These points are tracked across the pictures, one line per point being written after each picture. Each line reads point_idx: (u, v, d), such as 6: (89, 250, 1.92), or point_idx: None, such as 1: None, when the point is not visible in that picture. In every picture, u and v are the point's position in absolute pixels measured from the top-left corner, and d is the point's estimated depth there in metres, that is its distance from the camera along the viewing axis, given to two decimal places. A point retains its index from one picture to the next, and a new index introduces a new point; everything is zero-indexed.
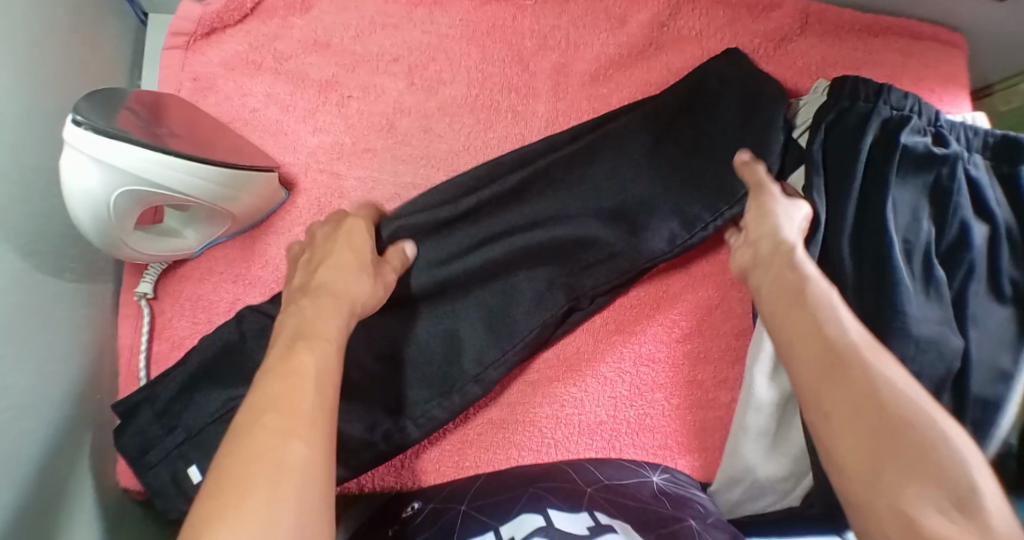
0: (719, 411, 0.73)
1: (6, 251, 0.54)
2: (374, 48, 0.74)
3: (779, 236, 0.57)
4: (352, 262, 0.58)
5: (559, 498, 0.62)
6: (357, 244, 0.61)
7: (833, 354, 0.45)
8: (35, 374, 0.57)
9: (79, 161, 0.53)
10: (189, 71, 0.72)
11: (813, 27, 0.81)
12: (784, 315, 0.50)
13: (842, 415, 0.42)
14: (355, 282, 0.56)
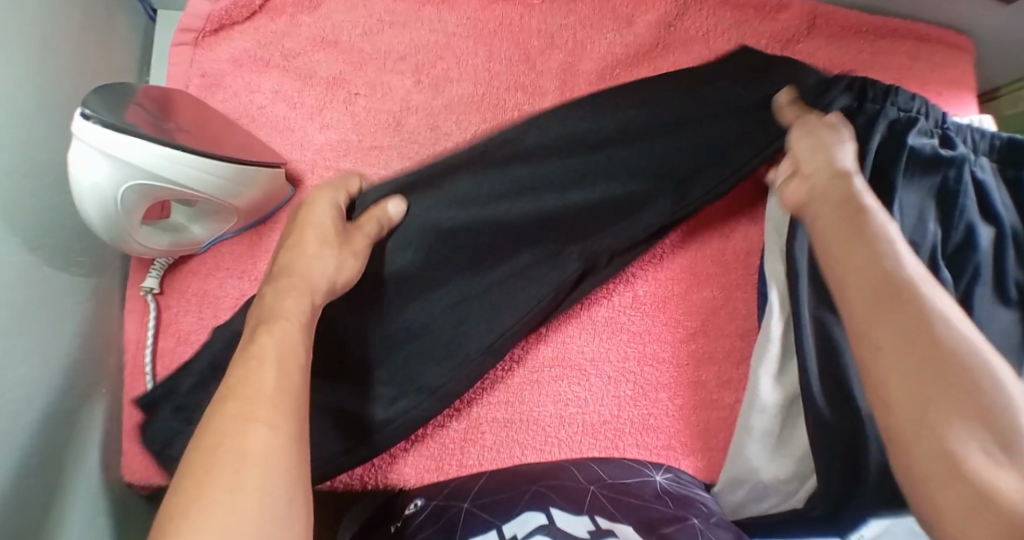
0: (723, 412, 0.73)
1: (13, 244, 0.55)
2: (382, 47, 0.74)
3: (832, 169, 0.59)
4: (318, 237, 0.58)
5: (562, 498, 0.63)
6: (323, 215, 0.60)
7: (892, 285, 0.48)
8: (39, 368, 0.57)
9: (88, 156, 0.53)
10: (197, 68, 0.72)
11: (820, 29, 0.80)
12: (839, 243, 0.53)
13: (896, 345, 0.45)
14: (318, 261, 0.56)
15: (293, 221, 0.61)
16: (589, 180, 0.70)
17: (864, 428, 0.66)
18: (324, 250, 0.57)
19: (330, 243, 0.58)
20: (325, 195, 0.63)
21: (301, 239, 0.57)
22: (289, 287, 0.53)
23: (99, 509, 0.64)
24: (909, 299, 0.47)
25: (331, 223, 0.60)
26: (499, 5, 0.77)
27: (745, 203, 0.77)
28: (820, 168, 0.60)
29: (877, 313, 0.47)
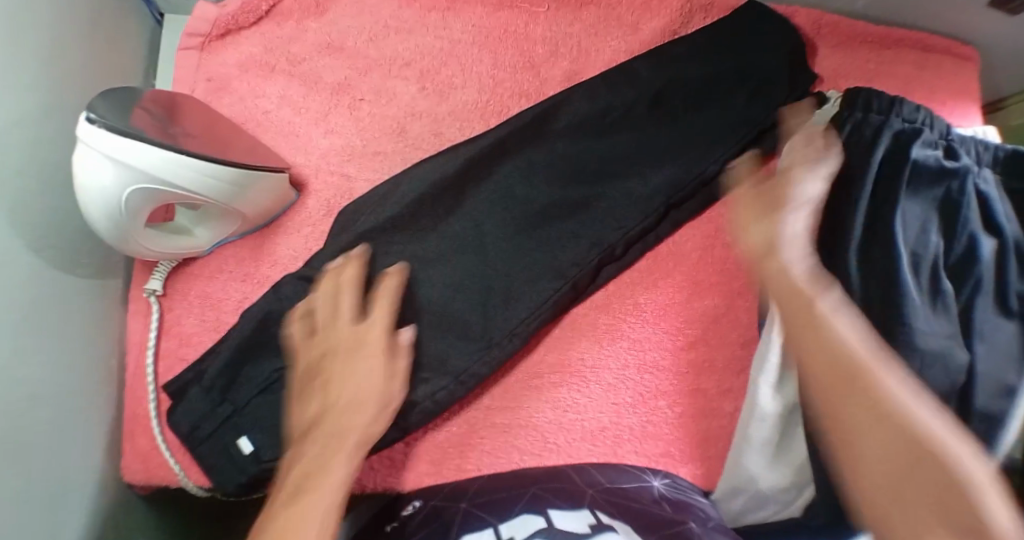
0: (723, 420, 0.73)
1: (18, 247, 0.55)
2: (387, 53, 0.75)
3: (768, 236, 0.57)
4: (355, 347, 0.59)
5: (561, 499, 0.62)
6: (345, 319, 0.60)
7: (843, 364, 0.49)
8: (43, 370, 0.57)
9: (93, 159, 0.54)
10: (203, 72, 0.73)
11: (825, 38, 0.81)
12: (802, 320, 0.52)
13: (866, 435, 0.46)
14: (374, 373, 0.58)
15: (324, 334, 0.60)
16: (570, 183, 0.73)
17: None
18: (375, 364, 0.58)
19: (369, 348, 0.59)
20: (339, 296, 0.61)
21: (342, 360, 0.58)
22: (353, 413, 0.56)
23: (101, 510, 0.65)
24: (869, 379, 0.47)
25: (363, 329, 0.60)
26: (504, 12, 0.77)
27: None
28: (751, 232, 0.58)
29: (844, 396, 0.47)
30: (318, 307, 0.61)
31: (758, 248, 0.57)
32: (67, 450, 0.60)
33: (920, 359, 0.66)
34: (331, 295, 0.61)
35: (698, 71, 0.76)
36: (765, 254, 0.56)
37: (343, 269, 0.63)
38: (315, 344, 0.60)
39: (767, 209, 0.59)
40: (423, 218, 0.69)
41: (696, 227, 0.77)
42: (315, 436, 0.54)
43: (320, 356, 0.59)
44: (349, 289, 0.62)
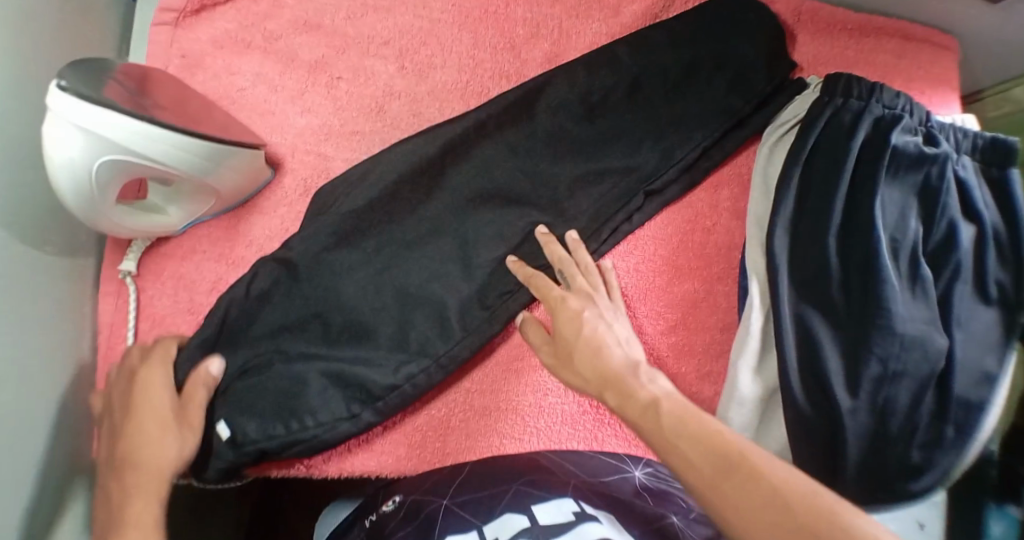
0: (703, 406, 0.72)
1: None
2: (366, 32, 0.74)
3: (630, 388, 0.54)
4: (153, 429, 0.56)
5: (544, 490, 0.62)
6: (157, 403, 0.58)
7: (727, 453, 0.45)
8: (12, 347, 0.55)
9: (62, 128, 0.52)
10: (177, 49, 0.71)
11: (805, 25, 0.81)
12: (687, 436, 0.48)
13: (762, 516, 0.41)
14: (161, 460, 0.55)
15: (119, 417, 0.58)
16: (553, 163, 0.73)
17: (841, 422, 0.66)
18: (161, 451, 0.56)
19: (166, 432, 0.57)
20: (155, 375, 0.59)
21: (136, 440, 0.55)
22: (138, 498, 0.53)
23: (70, 497, 0.63)
24: (752, 463, 0.44)
25: (165, 413, 0.58)
26: None
27: (727, 197, 0.77)
28: (639, 392, 0.53)
29: (722, 483, 0.44)
30: (137, 380, 0.59)
31: (642, 411, 0.52)
32: (37, 431, 0.58)
33: (898, 343, 0.66)
34: (150, 377, 0.59)
35: (677, 55, 0.75)
36: (635, 406, 0.53)
37: (155, 349, 0.62)
38: (120, 421, 0.57)
39: (611, 337, 0.60)
40: (406, 197, 0.69)
41: (677, 211, 0.76)
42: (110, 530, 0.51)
43: (126, 433, 0.56)
44: (162, 369, 0.60)
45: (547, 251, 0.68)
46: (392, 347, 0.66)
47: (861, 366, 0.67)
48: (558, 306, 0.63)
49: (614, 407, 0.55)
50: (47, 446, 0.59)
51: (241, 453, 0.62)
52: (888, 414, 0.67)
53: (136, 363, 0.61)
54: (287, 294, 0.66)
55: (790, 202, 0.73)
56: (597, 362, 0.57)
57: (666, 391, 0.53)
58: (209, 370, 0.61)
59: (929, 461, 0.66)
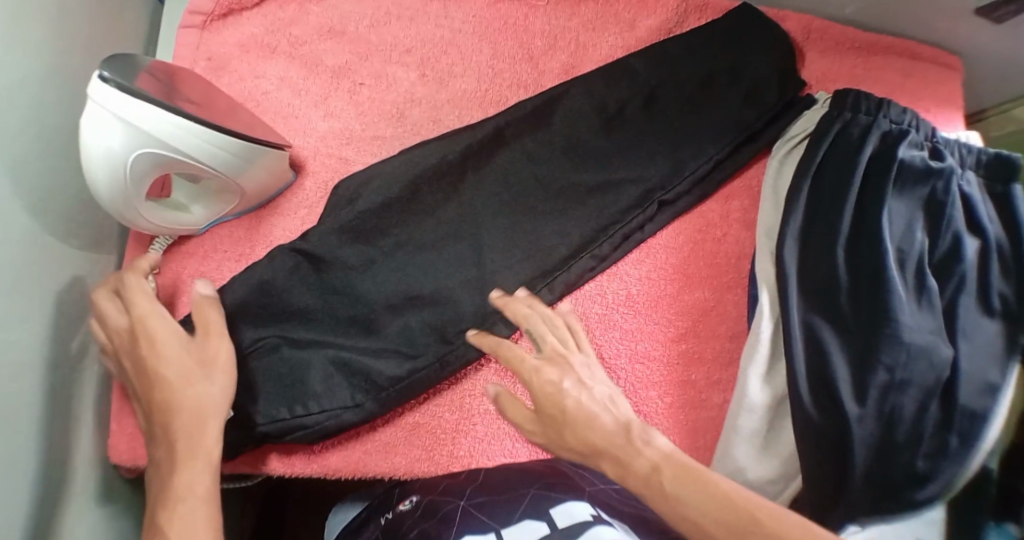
0: (712, 411, 0.73)
1: (15, 208, 0.55)
2: (389, 39, 0.76)
3: (627, 454, 0.54)
4: (181, 374, 0.56)
5: (560, 493, 0.63)
6: (173, 349, 0.56)
7: (732, 505, 0.48)
8: (34, 335, 0.56)
9: (103, 117, 0.55)
10: (204, 51, 0.73)
11: (814, 42, 0.84)
12: (686, 489, 0.50)
13: None
14: (202, 399, 0.55)
15: (140, 375, 0.57)
16: (569, 170, 0.74)
17: (850, 431, 0.67)
18: (197, 392, 0.55)
19: (196, 375, 0.56)
20: (160, 321, 0.57)
21: (164, 391, 0.55)
22: (187, 441, 0.53)
23: (83, 490, 0.63)
24: (763, 521, 0.46)
25: (186, 354, 0.57)
26: (504, 4, 0.79)
27: (738, 208, 0.79)
28: (641, 454, 0.53)
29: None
30: (139, 329, 0.57)
31: (645, 477, 0.52)
32: (53, 420, 0.58)
33: (904, 352, 0.67)
34: (155, 329, 0.57)
35: (690, 69, 0.77)
36: (636, 472, 0.53)
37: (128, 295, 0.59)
38: (144, 381, 0.56)
39: (599, 405, 0.57)
40: (422, 201, 0.71)
41: (688, 221, 0.78)
42: (164, 483, 0.52)
43: (153, 387, 0.55)
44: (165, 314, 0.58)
45: (509, 314, 0.64)
46: (395, 342, 0.67)
47: (867, 375, 0.68)
48: (534, 380, 0.59)
49: (616, 472, 0.54)
50: (62, 436, 0.60)
51: (245, 434, 0.64)
52: (895, 423, 0.67)
53: (135, 317, 0.58)
54: (296, 286, 0.66)
55: (799, 214, 0.74)
56: (586, 437, 0.56)
57: (667, 451, 0.53)
58: (204, 293, 0.62)
59: (934, 470, 0.67)
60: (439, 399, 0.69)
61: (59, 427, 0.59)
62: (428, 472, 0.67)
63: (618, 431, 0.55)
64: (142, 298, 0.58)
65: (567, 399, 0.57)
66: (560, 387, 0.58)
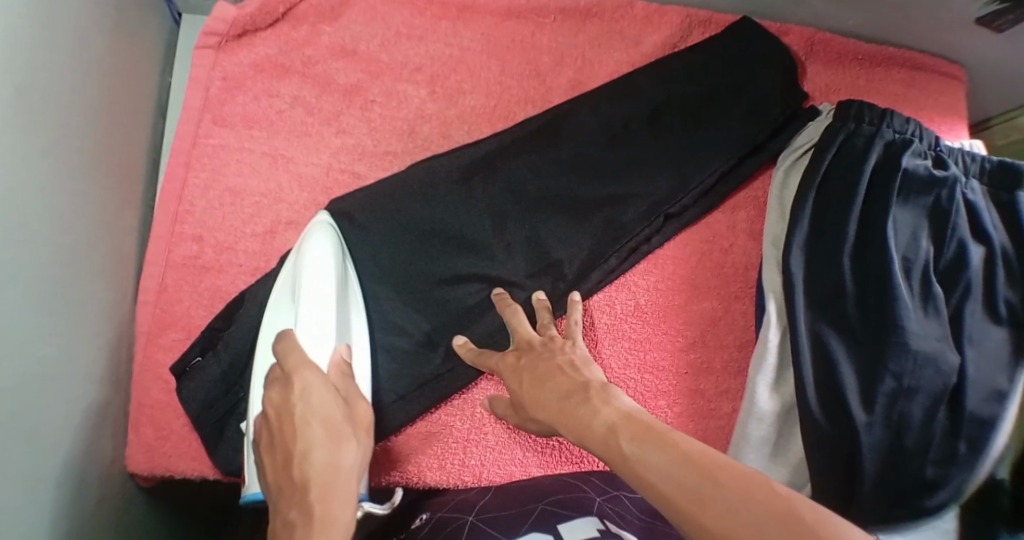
0: (720, 421, 0.73)
1: (51, 216, 0.56)
2: (400, 58, 0.77)
3: (588, 417, 0.49)
4: (325, 435, 0.49)
5: (569, 511, 0.59)
6: (328, 409, 0.51)
7: (690, 457, 0.41)
8: (62, 346, 0.58)
9: (320, 247, 0.65)
10: (220, 71, 0.74)
11: (818, 54, 0.84)
12: (643, 445, 0.44)
13: (742, 523, 0.37)
14: (341, 471, 0.47)
15: (285, 432, 0.50)
16: (578, 184, 0.75)
17: (858, 438, 0.67)
18: (337, 454, 0.48)
19: (341, 436, 0.50)
20: (316, 381, 0.52)
21: (312, 410, 0.50)
22: (336, 487, 0.46)
23: (107, 502, 0.64)
24: (724, 476, 0.39)
25: (339, 415, 0.51)
26: (511, 23, 0.80)
27: (744, 219, 0.80)
28: (599, 413, 0.49)
29: (703, 503, 0.39)
30: (294, 385, 0.52)
31: (603, 438, 0.47)
32: (79, 431, 0.60)
33: (912, 360, 0.68)
34: (311, 381, 0.52)
35: (694, 83, 0.78)
36: (595, 436, 0.48)
37: (286, 349, 0.55)
38: (283, 434, 0.50)
39: (553, 368, 0.58)
40: (429, 214, 0.71)
41: (694, 232, 0.79)
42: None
43: (293, 436, 0.49)
44: (320, 377, 0.53)
45: (501, 311, 0.68)
46: (404, 361, 0.69)
47: (876, 382, 0.69)
48: (499, 363, 0.63)
49: (578, 438, 0.50)
50: (88, 446, 0.61)
51: None
52: (903, 429, 0.68)
53: (290, 372, 0.53)
54: None
55: (804, 224, 0.75)
56: (540, 398, 0.56)
57: (628, 409, 0.48)
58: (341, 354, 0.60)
59: (943, 476, 0.67)
60: (451, 408, 0.71)
61: (86, 440, 0.61)
62: (440, 482, 0.69)
63: (574, 389, 0.53)
64: (300, 357, 0.54)
65: (524, 371, 0.60)
66: (519, 365, 0.61)
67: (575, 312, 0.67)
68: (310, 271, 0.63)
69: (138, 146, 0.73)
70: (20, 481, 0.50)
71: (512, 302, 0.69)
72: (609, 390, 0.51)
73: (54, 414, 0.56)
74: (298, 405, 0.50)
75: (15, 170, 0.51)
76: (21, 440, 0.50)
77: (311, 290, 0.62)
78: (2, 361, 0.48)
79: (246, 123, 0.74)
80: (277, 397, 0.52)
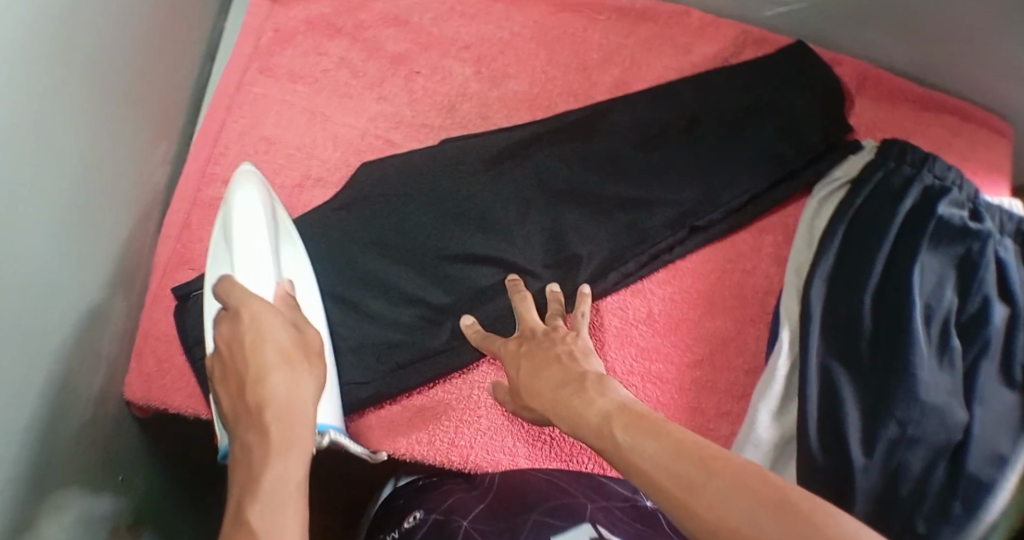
0: (718, 442, 0.72)
1: (85, 132, 0.57)
2: (450, 35, 0.78)
3: (584, 406, 0.49)
4: (278, 363, 0.51)
5: (562, 520, 0.57)
6: (278, 336, 0.53)
7: (683, 444, 0.41)
8: (74, 261, 0.58)
9: (247, 198, 0.63)
10: (271, 24, 0.76)
11: (867, 91, 0.83)
12: (636, 433, 0.44)
13: (740, 512, 0.36)
14: (298, 395, 0.50)
15: (237, 356, 0.51)
16: (608, 183, 0.74)
17: (853, 479, 0.66)
18: (291, 389, 0.50)
19: (294, 367, 0.52)
20: (266, 311, 0.54)
21: (259, 339, 0.52)
22: (283, 430, 0.47)
23: (98, 423, 0.64)
24: (717, 465, 0.39)
25: (291, 344, 0.53)
26: (564, 15, 0.81)
27: (771, 242, 0.78)
28: (593, 404, 0.49)
29: (695, 493, 0.38)
30: (244, 316, 0.54)
31: (597, 427, 0.47)
32: (80, 348, 0.60)
33: (918, 408, 0.67)
34: (262, 311, 0.54)
35: (739, 99, 0.77)
36: (591, 424, 0.47)
37: (229, 287, 0.55)
38: (236, 363, 0.51)
39: (551, 357, 0.58)
40: (458, 192, 0.71)
41: (719, 249, 0.78)
42: (252, 471, 0.45)
43: (250, 372, 0.50)
44: (269, 308, 0.55)
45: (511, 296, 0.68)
46: (407, 332, 0.69)
47: (879, 426, 0.68)
48: (500, 349, 0.63)
49: (572, 427, 0.49)
50: (88, 364, 0.61)
51: None
52: (900, 478, 0.67)
53: (234, 303, 0.55)
54: (337, 245, 0.69)
55: (829, 257, 0.74)
56: (535, 385, 0.56)
57: (624, 400, 0.48)
58: (284, 286, 0.60)
59: (933, 532, 0.64)
60: (448, 385, 0.70)
61: (88, 357, 0.61)
62: (426, 458, 0.67)
63: (570, 380, 0.53)
64: (245, 289, 0.56)
65: (523, 357, 0.60)
66: (519, 351, 0.61)
67: (583, 307, 0.65)
68: (239, 215, 0.62)
69: (183, 83, 0.74)
70: (14, 384, 0.50)
71: (524, 289, 0.68)
72: (610, 381, 0.51)
73: (58, 326, 0.56)
74: (252, 338, 0.52)
75: (54, 80, 0.51)
76: (20, 347, 0.50)
77: (240, 229, 0.62)
78: (14, 263, 0.48)
79: (291, 76, 0.74)
80: (228, 329, 0.54)
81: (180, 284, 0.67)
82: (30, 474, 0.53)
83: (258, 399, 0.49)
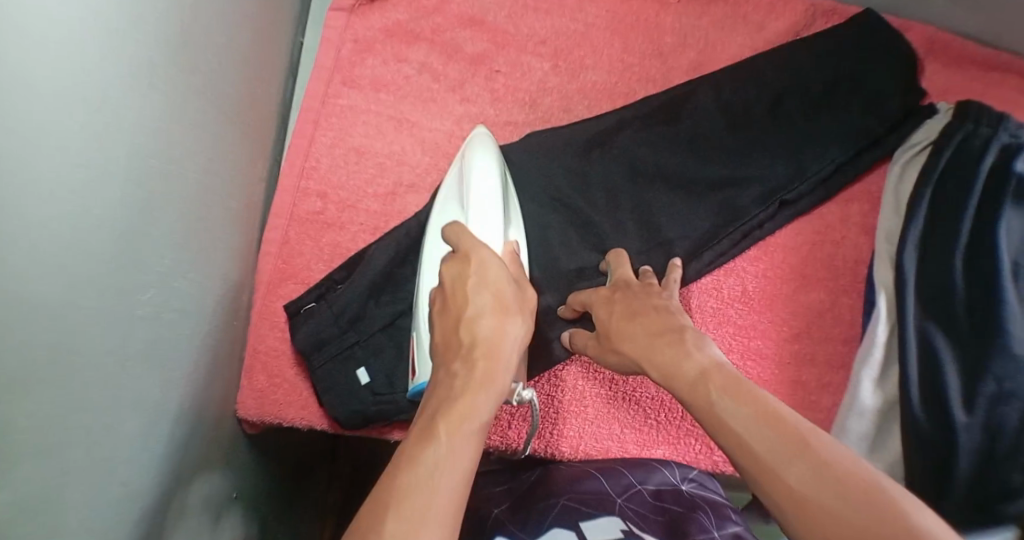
0: (820, 413, 0.74)
1: (201, 155, 0.57)
2: (526, 31, 0.78)
3: (682, 357, 0.47)
4: (494, 305, 0.47)
5: (593, 507, 0.58)
6: (500, 282, 0.48)
7: (774, 414, 0.39)
8: (196, 283, 0.58)
9: (485, 164, 0.63)
10: (351, 34, 0.76)
11: (935, 55, 0.84)
12: (730, 394, 0.42)
13: (825, 499, 0.35)
14: (505, 344, 0.45)
15: (452, 299, 0.48)
16: (695, 165, 0.75)
17: (954, 438, 0.66)
18: (505, 333, 0.45)
19: (506, 310, 0.47)
20: (493, 259, 0.50)
21: (479, 277, 0.48)
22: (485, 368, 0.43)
23: (223, 439, 0.65)
24: (812, 445, 0.37)
25: (506, 288, 0.48)
26: (636, 3, 0.81)
27: (857, 212, 0.80)
28: (690, 357, 0.47)
29: (784, 466, 0.37)
30: (472, 258, 0.50)
31: (691, 382, 0.45)
32: (206, 366, 0.61)
33: (1015, 364, 0.66)
34: (487, 257, 0.50)
35: (818, 71, 0.78)
36: (685, 377, 0.46)
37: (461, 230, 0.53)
38: (451, 300, 0.48)
39: (646, 306, 0.56)
40: (551, 185, 0.72)
41: (804, 222, 0.79)
42: (446, 399, 0.42)
43: (462, 307, 0.47)
44: (497, 258, 0.51)
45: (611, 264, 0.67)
46: None
47: (976, 385, 0.67)
48: (591, 295, 0.63)
49: (664, 380, 0.48)
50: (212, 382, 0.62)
51: (380, 400, 0.66)
52: (999, 435, 0.65)
53: (462, 247, 0.51)
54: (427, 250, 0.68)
55: (918, 222, 0.75)
56: (627, 329, 0.54)
57: (722, 362, 0.46)
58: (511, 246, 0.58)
59: None
60: (552, 378, 0.72)
61: (212, 374, 0.62)
62: (540, 450, 0.69)
63: (666, 330, 0.51)
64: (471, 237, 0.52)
65: (617, 303, 0.59)
66: (613, 297, 0.60)
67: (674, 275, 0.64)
68: (475, 176, 0.62)
69: (272, 98, 0.75)
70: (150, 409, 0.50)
71: (626, 261, 0.67)
72: (708, 340, 0.49)
73: (184, 348, 0.56)
74: (479, 278, 0.48)
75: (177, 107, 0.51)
76: (158, 365, 0.51)
77: (479, 185, 0.61)
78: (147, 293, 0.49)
79: (374, 85, 0.75)
80: (450, 269, 0.50)
81: (292, 299, 0.68)
82: (169, 495, 0.53)
83: (467, 336, 0.45)
